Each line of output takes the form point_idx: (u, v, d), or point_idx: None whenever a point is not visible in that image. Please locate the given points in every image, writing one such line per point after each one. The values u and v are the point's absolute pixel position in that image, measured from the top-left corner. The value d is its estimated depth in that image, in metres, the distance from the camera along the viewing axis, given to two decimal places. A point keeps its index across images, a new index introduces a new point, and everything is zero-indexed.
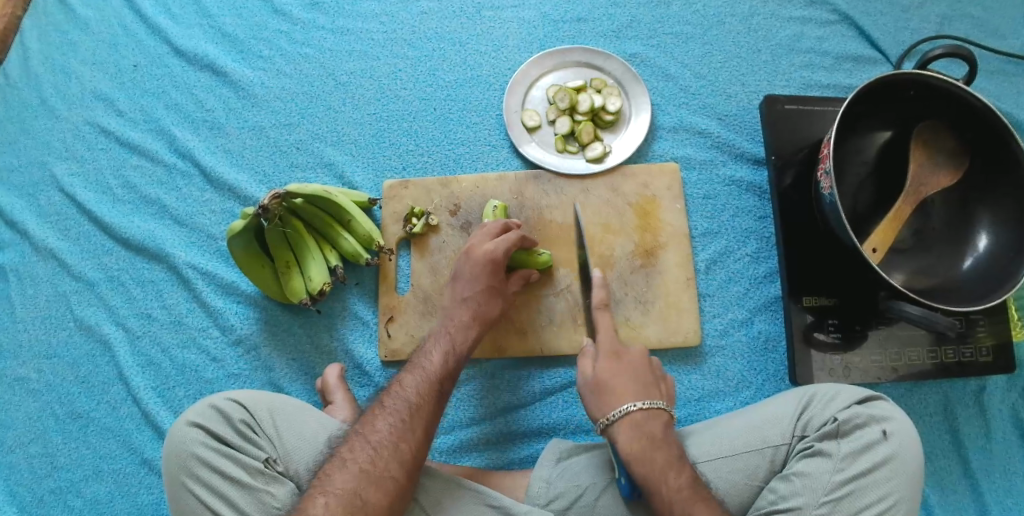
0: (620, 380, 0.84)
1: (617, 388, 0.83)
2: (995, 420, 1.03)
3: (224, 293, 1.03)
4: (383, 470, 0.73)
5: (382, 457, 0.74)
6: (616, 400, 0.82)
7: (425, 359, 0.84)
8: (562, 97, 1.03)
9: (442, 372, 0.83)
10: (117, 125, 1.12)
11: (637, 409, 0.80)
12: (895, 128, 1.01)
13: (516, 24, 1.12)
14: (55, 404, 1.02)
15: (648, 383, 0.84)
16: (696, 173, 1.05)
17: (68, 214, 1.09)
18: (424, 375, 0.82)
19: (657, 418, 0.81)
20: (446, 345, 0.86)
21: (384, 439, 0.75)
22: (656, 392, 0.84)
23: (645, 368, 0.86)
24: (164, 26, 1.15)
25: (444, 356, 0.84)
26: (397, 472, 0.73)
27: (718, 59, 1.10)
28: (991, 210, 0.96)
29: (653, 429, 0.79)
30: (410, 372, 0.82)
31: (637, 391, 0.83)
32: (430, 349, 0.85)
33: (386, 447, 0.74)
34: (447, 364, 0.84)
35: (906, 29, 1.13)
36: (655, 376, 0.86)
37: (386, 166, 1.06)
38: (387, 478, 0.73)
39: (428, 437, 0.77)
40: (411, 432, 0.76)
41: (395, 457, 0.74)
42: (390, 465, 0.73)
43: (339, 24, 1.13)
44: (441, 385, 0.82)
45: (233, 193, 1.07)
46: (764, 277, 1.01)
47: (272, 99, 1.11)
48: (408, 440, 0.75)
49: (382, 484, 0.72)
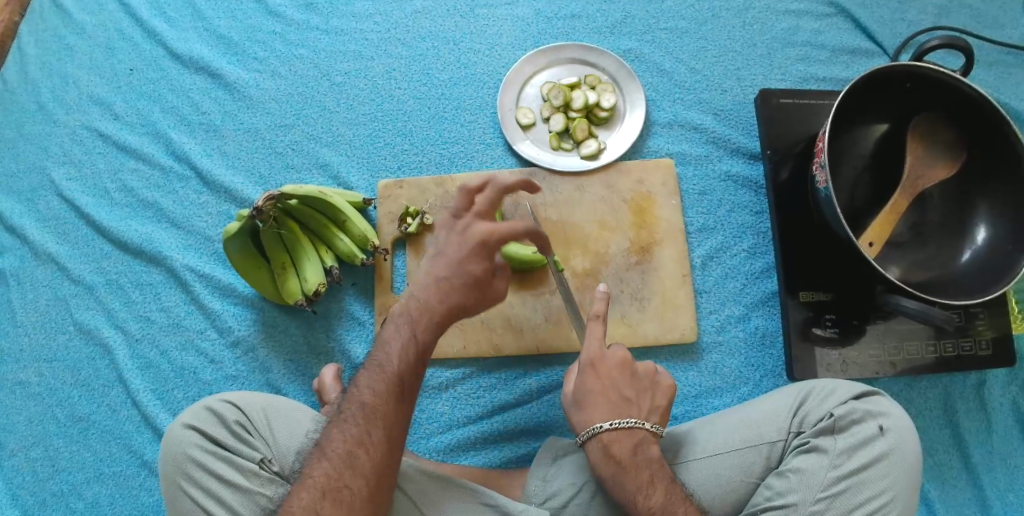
0: (597, 398, 0.80)
1: (589, 405, 0.80)
2: (996, 413, 1.03)
3: (222, 295, 1.03)
4: (337, 482, 0.70)
5: (337, 469, 0.71)
6: (588, 418, 0.80)
7: (382, 353, 0.78)
8: (556, 94, 1.03)
9: (400, 368, 0.77)
10: (114, 129, 1.13)
11: (607, 429, 0.78)
12: (892, 120, 1.00)
13: (510, 22, 1.11)
14: (56, 407, 1.03)
15: (624, 399, 0.80)
16: (692, 168, 1.04)
17: (67, 219, 1.10)
18: (381, 372, 0.76)
19: (627, 439, 0.78)
20: (408, 332, 0.78)
21: (337, 449, 0.72)
22: (632, 407, 0.80)
23: (624, 378, 0.81)
24: (160, 30, 1.15)
25: (404, 346, 0.78)
26: (352, 482, 0.70)
27: (713, 54, 1.10)
28: (989, 202, 0.95)
29: (623, 449, 0.77)
30: (366, 368, 0.77)
31: (609, 408, 0.79)
32: (390, 338, 0.79)
33: (339, 458, 0.71)
34: (407, 356, 0.77)
35: (903, 20, 1.12)
36: (638, 385, 0.82)
37: (380, 166, 1.06)
38: (342, 490, 0.70)
39: (386, 442, 0.73)
40: (368, 438, 0.73)
41: (350, 468, 0.71)
42: (344, 476, 0.71)
43: (333, 25, 1.13)
44: (401, 380, 0.76)
45: (229, 195, 1.07)
46: (761, 272, 1.00)
47: (267, 100, 1.11)
48: (365, 448, 0.72)
49: (338, 496, 0.69)
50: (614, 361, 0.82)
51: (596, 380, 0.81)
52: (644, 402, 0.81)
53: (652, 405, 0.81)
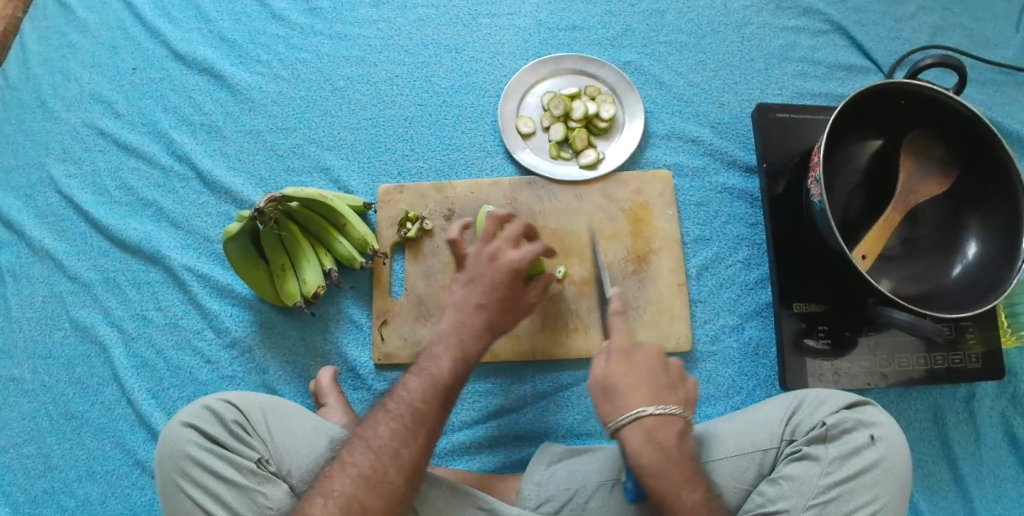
0: (634, 385, 0.78)
1: (627, 391, 0.78)
2: (985, 426, 1.04)
3: (219, 296, 1.04)
4: (382, 475, 0.72)
5: (382, 463, 0.72)
6: (626, 403, 0.77)
7: (432, 363, 0.80)
8: (556, 104, 1.04)
9: (451, 378, 0.79)
10: (115, 127, 1.13)
11: (651, 414, 0.76)
12: (887, 135, 1.02)
13: (512, 31, 1.13)
14: (50, 404, 1.03)
15: (662, 386, 0.79)
16: (689, 180, 1.06)
17: (65, 216, 1.10)
18: (428, 379, 0.78)
19: (671, 428, 0.77)
20: (457, 350, 0.81)
21: (385, 445, 0.73)
22: (671, 395, 0.79)
23: (659, 367, 0.80)
24: (164, 30, 1.16)
25: (454, 362, 0.80)
26: (395, 478, 0.72)
27: (711, 68, 1.11)
28: (980, 218, 0.97)
29: (668, 438, 0.76)
30: (416, 374, 0.79)
31: (647, 396, 0.78)
32: (439, 352, 0.81)
33: (386, 454, 0.73)
34: (457, 371, 0.80)
35: (897, 39, 1.15)
36: (672, 377, 0.80)
37: (381, 171, 1.07)
38: (386, 483, 0.72)
39: (429, 444, 0.75)
40: (415, 438, 0.75)
41: (395, 464, 0.73)
42: (389, 470, 0.72)
43: (336, 30, 1.15)
44: (448, 393, 0.78)
45: (229, 196, 1.08)
46: (756, 284, 1.01)
47: (269, 103, 1.12)
48: (412, 447, 0.74)
49: (381, 490, 0.71)
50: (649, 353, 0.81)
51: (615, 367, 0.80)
52: (679, 393, 0.80)
53: (685, 396, 0.81)
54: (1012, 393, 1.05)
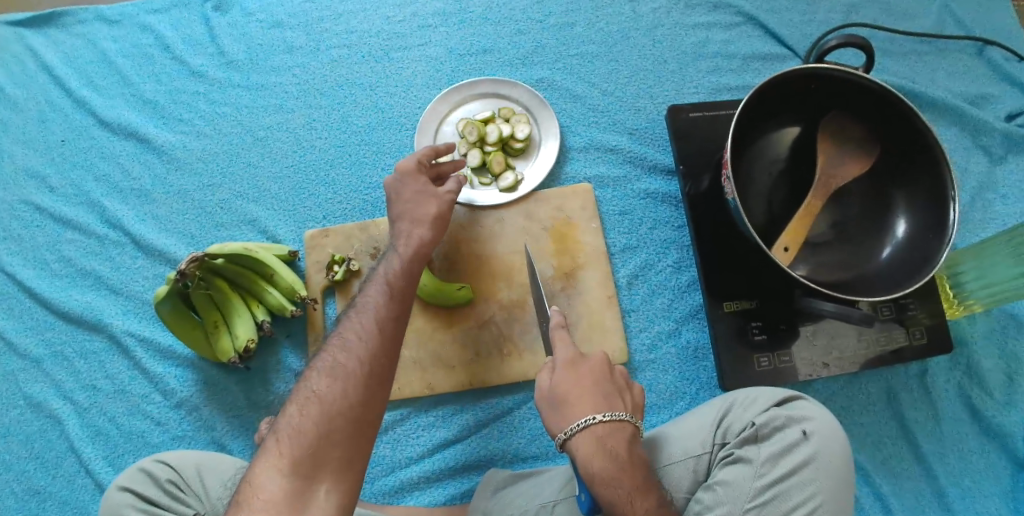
0: (580, 395, 0.78)
1: (573, 401, 0.77)
2: (942, 400, 1.02)
3: (162, 358, 1.06)
4: (335, 363, 0.70)
5: (334, 355, 0.71)
6: (572, 413, 0.76)
7: (382, 273, 0.81)
8: (470, 130, 1.03)
9: (400, 282, 0.79)
10: (50, 201, 1.16)
11: (598, 423, 0.75)
12: (805, 123, 1.00)
13: (423, 62, 1.14)
14: (10, 482, 1.04)
15: (610, 393, 0.79)
16: (611, 190, 1.05)
17: (9, 293, 1.13)
18: (378, 283, 0.79)
19: (620, 435, 0.76)
20: (399, 264, 0.82)
21: (338, 340, 0.73)
22: (619, 402, 0.79)
23: (606, 374, 0.80)
24: (88, 99, 1.20)
25: (401, 269, 0.81)
26: (352, 363, 0.70)
27: (624, 74, 1.11)
28: (906, 193, 0.96)
29: (618, 445, 0.75)
30: (371, 283, 0.80)
31: (596, 404, 0.77)
32: (388, 264, 0.82)
33: (339, 345, 0.72)
34: (401, 280, 0.80)
35: (811, 22, 1.14)
36: (618, 383, 0.80)
37: (307, 217, 1.08)
38: (343, 370, 0.70)
39: (382, 333, 0.73)
40: (365, 328, 0.73)
41: (346, 351, 0.71)
42: (343, 358, 0.71)
43: (254, 80, 1.16)
44: (398, 293, 0.78)
45: (163, 257, 1.10)
46: (687, 287, 1.01)
47: (194, 160, 1.14)
48: (363, 335, 0.73)
49: (335, 375, 0.69)
50: (594, 362, 0.80)
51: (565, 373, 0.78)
52: (627, 399, 0.80)
53: (632, 402, 0.81)
54: (966, 364, 1.03)
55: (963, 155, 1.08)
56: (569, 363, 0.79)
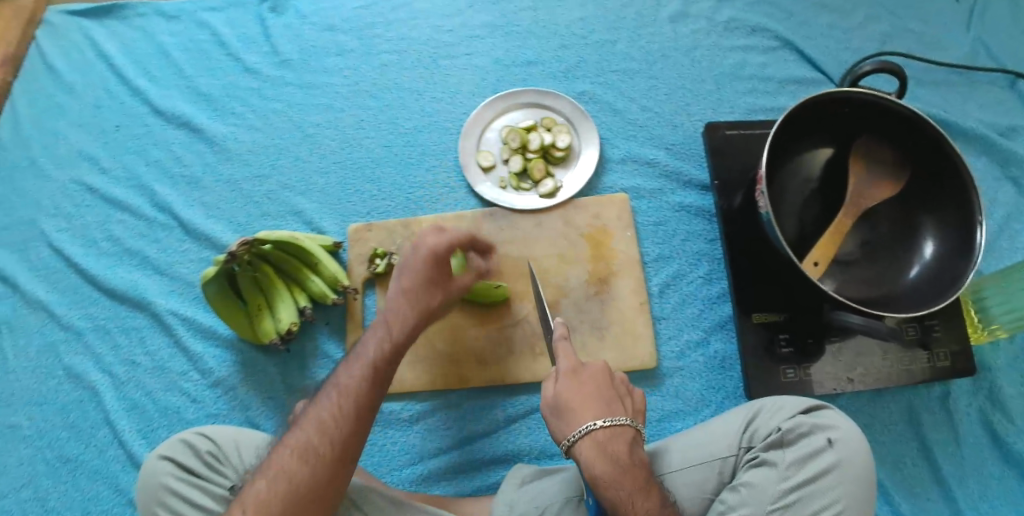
0: (584, 402, 0.80)
1: (577, 407, 0.79)
2: (963, 424, 1.04)
3: (204, 338, 1.10)
4: (308, 446, 0.73)
5: (309, 434, 0.74)
6: (578, 419, 0.78)
7: (361, 348, 0.80)
8: (513, 137, 1.08)
9: (382, 358, 0.80)
10: (101, 183, 1.21)
11: (600, 428, 0.77)
12: (837, 145, 1.03)
13: (470, 71, 1.18)
14: (45, 449, 1.09)
15: (611, 399, 0.81)
16: (646, 202, 1.09)
17: (57, 268, 1.18)
18: (358, 362, 0.79)
19: (622, 439, 0.78)
20: (384, 334, 0.81)
21: (313, 419, 0.75)
22: (620, 407, 0.81)
23: (606, 381, 0.82)
24: (144, 88, 1.25)
25: (383, 343, 0.81)
26: (323, 447, 0.73)
27: (664, 91, 1.15)
28: (934, 217, 0.99)
29: (618, 448, 0.77)
30: (349, 360, 0.80)
31: (599, 409, 0.79)
32: (369, 338, 0.81)
33: (313, 425, 0.74)
34: (386, 352, 0.80)
35: (846, 49, 1.18)
36: (618, 390, 0.82)
37: (351, 211, 1.12)
38: (314, 452, 0.73)
39: (356, 417, 0.75)
40: (342, 411, 0.75)
41: (321, 435, 0.74)
42: (316, 441, 0.74)
43: (305, 80, 1.21)
44: (377, 372, 0.79)
45: (209, 242, 1.14)
46: (717, 298, 1.04)
47: (244, 152, 1.18)
48: (338, 419, 0.75)
49: (307, 459, 0.73)
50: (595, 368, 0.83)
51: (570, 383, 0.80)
52: (626, 404, 0.82)
53: (632, 407, 0.83)
54: (987, 389, 1.05)
55: (994, 186, 1.11)
56: (571, 372, 0.81)
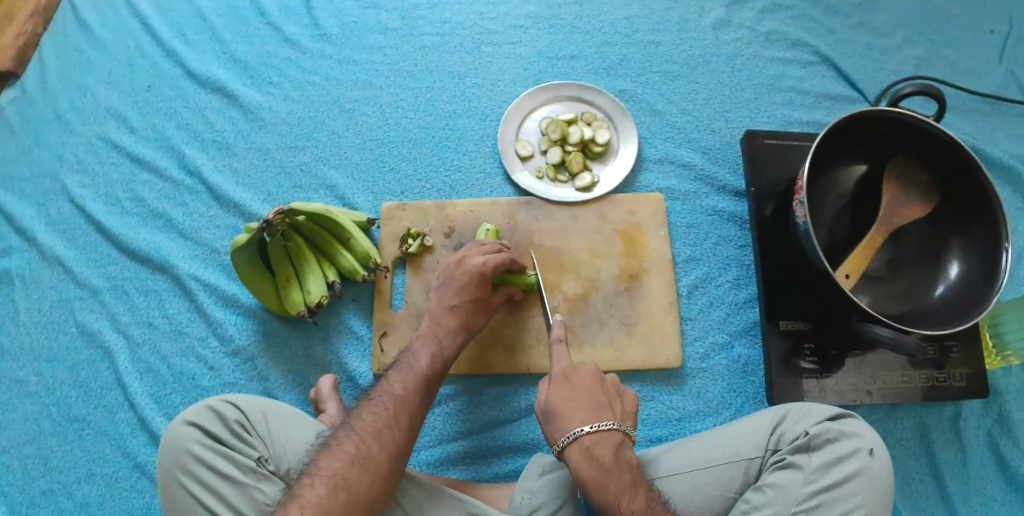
0: (575, 407, 0.83)
1: (567, 413, 0.83)
2: (971, 444, 1.06)
3: (225, 305, 1.08)
4: (366, 452, 0.73)
5: (365, 442, 0.74)
6: (568, 423, 0.82)
7: (413, 358, 0.86)
8: (554, 129, 1.09)
9: (428, 373, 0.85)
10: (129, 141, 1.19)
11: (587, 433, 0.81)
12: (871, 161, 1.05)
13: (512, 60, 1.19)
14: (52, 407, 1.06)
15: (599, 404, 0.84)
16: (680, 203, 1.10)
17: (77, 225, 1.15)
18: (409, 373, 0.84)
19: (608, 442, 0.81)
20: (434, 345, 0.88)
21: (368, 425, 0.76)
22: (608, 411, 0.84)
23: (597, 386, 0.86)
24: (179, 50, 1.23)
25: (432, 357, 0.87)
26: (379, 455, 0.73)
27: (703, 96, 1.17)
28: (962, 239, 1.01)
29: (605, 452, 0.80)
30: (398, 370, 0.84)
31: (586, 414, 0.83)
32: (418, 349, 0.88)
33: (369, 432, 0.75)
34: (435, 365, 0.86)
35: (883, 70, 1.20)
36: (609, 393, 0.87)
37: (385, 189, 1.12)
38: (371, 461, 0.73)
39: (410, 428, 0.78)
40: (397, 420, 0.77)
41: (378, 442, 0.74)
42: (373, 449, 0.74)
43: (345, 55, 1.20)
44: (427, 384, 0.84)
45: (237, 209, 1.13)
46: (744, 303, 1.05)
47: (279, 123, 1.17)
48: (393, 428, 0.76)
49: (366, 466, 0.72)
50: (587, 373, 0.87)
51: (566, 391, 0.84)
52: (615, 408, 0.86)
53: (621, 411, 0.87)
54: (997, 412, 1.07)
55: (1018, 216, 1.13)
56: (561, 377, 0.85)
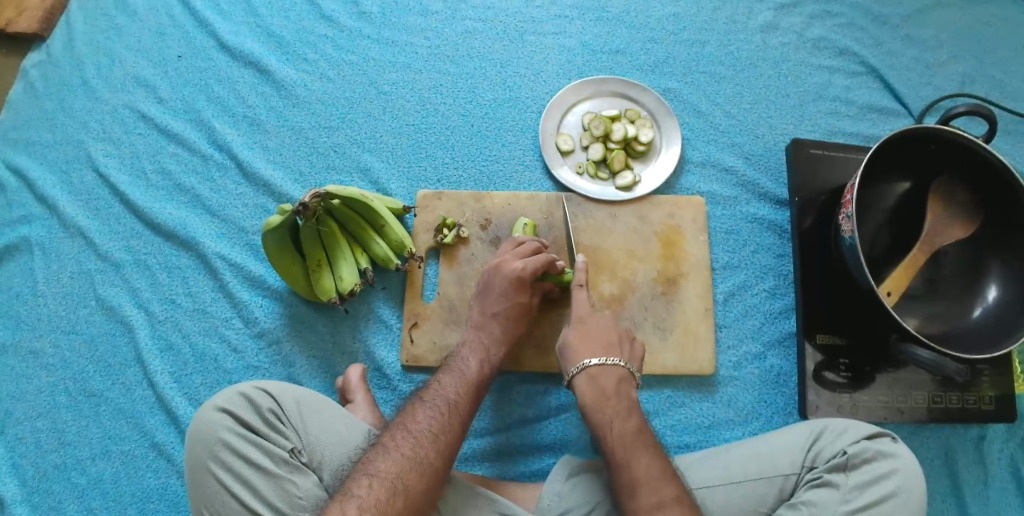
0: (584, 341, 0.88)
1: (578, 345, 0.88)
2: (994, 467, 1.01)
3: (251, 286, 1.06)
4: (422, 457, 0.76)
5: (422, 446, 0.77)
6: (577, 354, 0.87)
7: (460, 362, 0.88)
8: (597, 124, 1.08)
9: (477, 377, 0.87)
10: (156, 111, 1.16)
11: (594, 364, 0.85)
12: (915, 179, 1.02)
13: (556, 51, 1.17)
14: (69, 380, 1.03)
15: (610, 342, 0.88)
16: (720, 208, 1.09)
17: (100, 194, 1.12)
18: (460, 376, 0.86)
19: (611, 375, 0.85)
20: (480, 351, 0.90)
21: (424, 429, 0.79)
22: (617, 350, 0.88)
23: (611, 328, 0.90)
24: (212, 21, 1.20)
25: (480, 362, 0.89)
26: (435, 461, 0.76)
27: (747, 101, 1.15)
28: (1002, 264, 0.98)
29: (608, 383, 0.84)
30: (449, 373, 0.87)
31: (595, 348, 0.87)
32: (466, 354, 0.90)
33: (426, 437, 0.78)
34: (481, 370, 0.88)
35: (928, 85, 1.17)
36: (620, 335, 0.90)
37: (420, 176, 1.10)
38: (427, 466, 0.76)
39: (461, 430, 0.81)
40: (450, 424, 0.80)
41: (434, 446, 0.77)
42: (429, 453, 0.77)
43: (384, 35, 1.18)
44: (476, 389, 0.86)
45: (267, 189, 1.10)
46: (779, 314, 1.04)
47: (313, 101, 1.15)
48: (448, 433, 0.79)
49: (423, 471, 0.75)
50: (601, 318, 0.91)
51: (583, 333, 0.89)
52: (625, 350, 0.89)
53: (631, 353, 0.90)
54: (1022, 437, 1.02)
55: None
56: (579, 321, 0.90)
